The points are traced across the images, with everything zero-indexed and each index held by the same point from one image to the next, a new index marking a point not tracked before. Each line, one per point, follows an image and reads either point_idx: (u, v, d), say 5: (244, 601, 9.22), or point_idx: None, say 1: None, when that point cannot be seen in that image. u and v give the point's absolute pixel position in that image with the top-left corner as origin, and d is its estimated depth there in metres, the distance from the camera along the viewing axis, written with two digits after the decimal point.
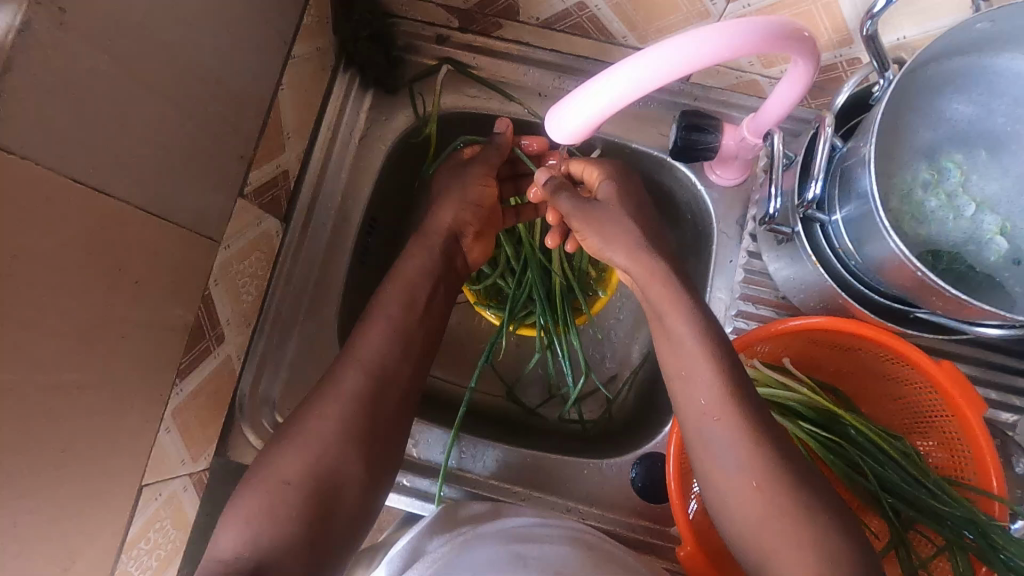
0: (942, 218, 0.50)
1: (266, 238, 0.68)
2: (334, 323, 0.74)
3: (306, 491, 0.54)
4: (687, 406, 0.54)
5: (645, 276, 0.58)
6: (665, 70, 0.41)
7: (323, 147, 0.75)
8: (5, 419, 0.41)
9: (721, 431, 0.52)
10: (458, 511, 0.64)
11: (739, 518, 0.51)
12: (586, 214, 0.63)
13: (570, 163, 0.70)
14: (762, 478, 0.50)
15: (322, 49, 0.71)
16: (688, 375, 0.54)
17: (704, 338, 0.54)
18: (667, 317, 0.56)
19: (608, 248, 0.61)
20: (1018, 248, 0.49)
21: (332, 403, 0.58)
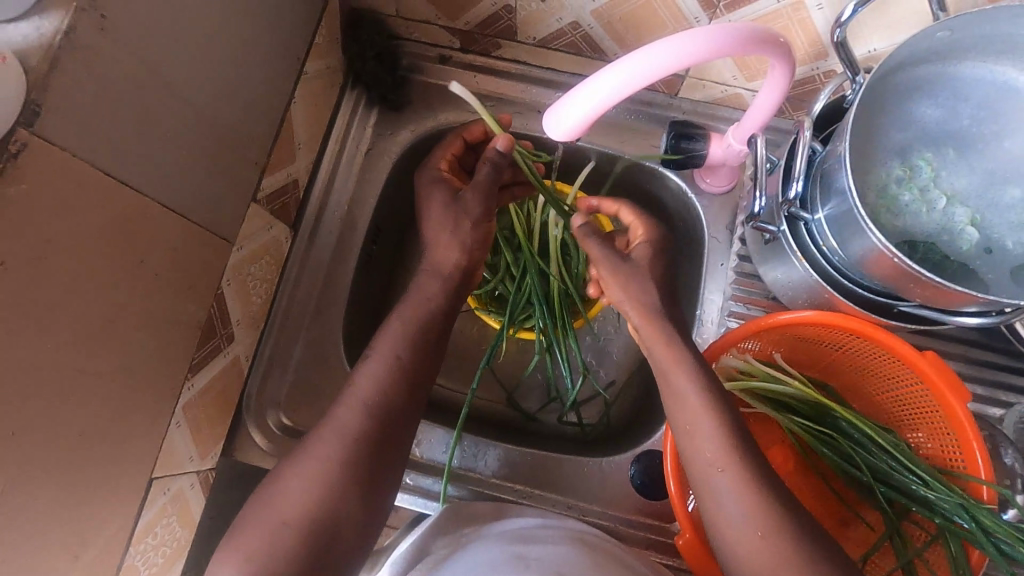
0: (917, 211, 0.54)
1: (275, 244, 0.71)
2: (340, 328, 0.76)
3: (315, 499, 0.52)
4: (693, 457, 0.55)
5: (652, 335, 0.60)
6: (648, 71, 0.45)
7: (330, 159, 0.78)
8: (32, 397, 0.42)
9: (729, 484, 0.51)
10: (462, 510, 0.65)
11: (748, 567, 0.49)
12: (618, 267, 0.64)
13: (623, 209, 0.72)
14: (766, 525, 0.49)
15: (331, 67, 0.75)
16: (693, 429, 0.55)
17: (709, 398, 0.55)
18: (672, 374, 0.57)
19: (627, 299, 0.63)
20: (987, 238, 0.53)
21: (342, 408, 0.57)
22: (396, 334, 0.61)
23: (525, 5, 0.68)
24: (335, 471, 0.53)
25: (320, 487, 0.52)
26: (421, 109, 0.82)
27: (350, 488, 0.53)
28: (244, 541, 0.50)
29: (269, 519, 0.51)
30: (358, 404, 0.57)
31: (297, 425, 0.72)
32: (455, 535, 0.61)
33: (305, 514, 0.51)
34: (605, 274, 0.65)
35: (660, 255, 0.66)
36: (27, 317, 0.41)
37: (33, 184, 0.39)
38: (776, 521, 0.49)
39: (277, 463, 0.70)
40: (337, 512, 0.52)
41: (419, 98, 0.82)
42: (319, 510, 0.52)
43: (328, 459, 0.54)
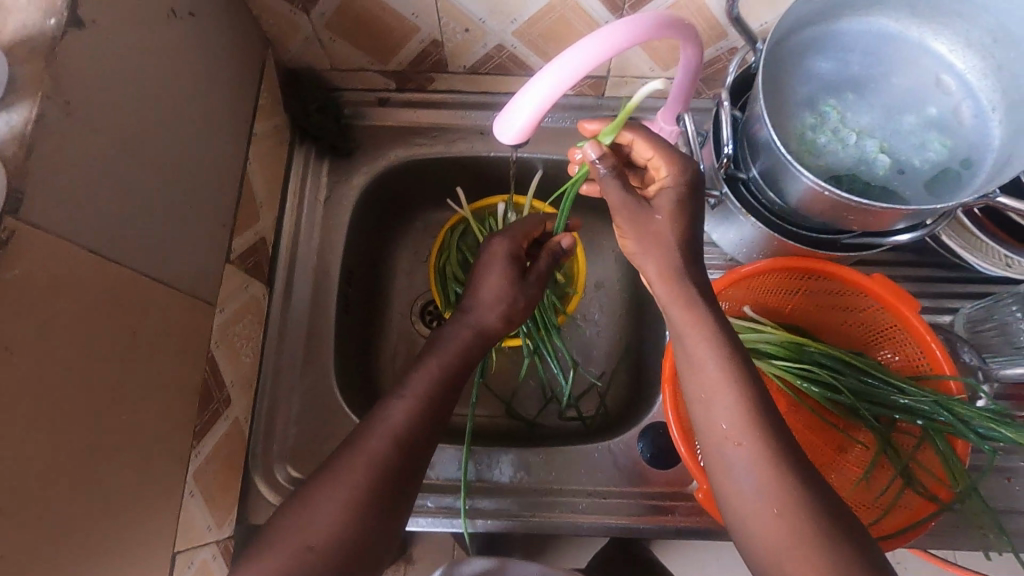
0: (835, 149, 0.60)
1: (255, 301, 0.72)
2: (332, 372, 0.77)
3: (338, 532, 0.51)
4: (705, 428, 0.50)
5: (667, 294, 0.51)
6: (567, 75, 0.50)
7: (291, 213, 0.81)
8: (51, 480, 0.43)
9: (743, 457, 0.48)
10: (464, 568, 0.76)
11: (753, 539, 0.47)
12: (635, 217, 0.52)
13: (637, 139, 0.55)
14: (781, 503, 0.46)
15: (278, 125, 0.78)
16: (710, 398, 0.50)
17: (727, 363, 0.49)
18: (685, 334, 0.51)
19: (642, 255, 0.52)
20: (898, 160, 0.60)
21: (369, 433, 0.56)
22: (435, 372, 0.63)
23: (452, 36, 0.73)
24: (362, 495, 0.53)
25: (351, 509, 0.52)
26: (370, 152, 0.86)
27: (372, 503, 0.53)
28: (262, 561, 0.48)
29: (294, 537, 0.50)
30: (388, 431, 0.57)
31: (307, 475, 0.72)
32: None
33: (331, 531, 0.51)
34: (622, 218, 0.53)
35: (688, 202, 0.52)
36: (36, 401, 0.41)
37: (27, 269, 0.40)
38: (790, 498, 0.46)
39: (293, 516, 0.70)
40: (362, 530, 0.52)
41: (366, 142, 0.86)
42: (338, 532, 0.51)
43: (355, 484, 0.53)
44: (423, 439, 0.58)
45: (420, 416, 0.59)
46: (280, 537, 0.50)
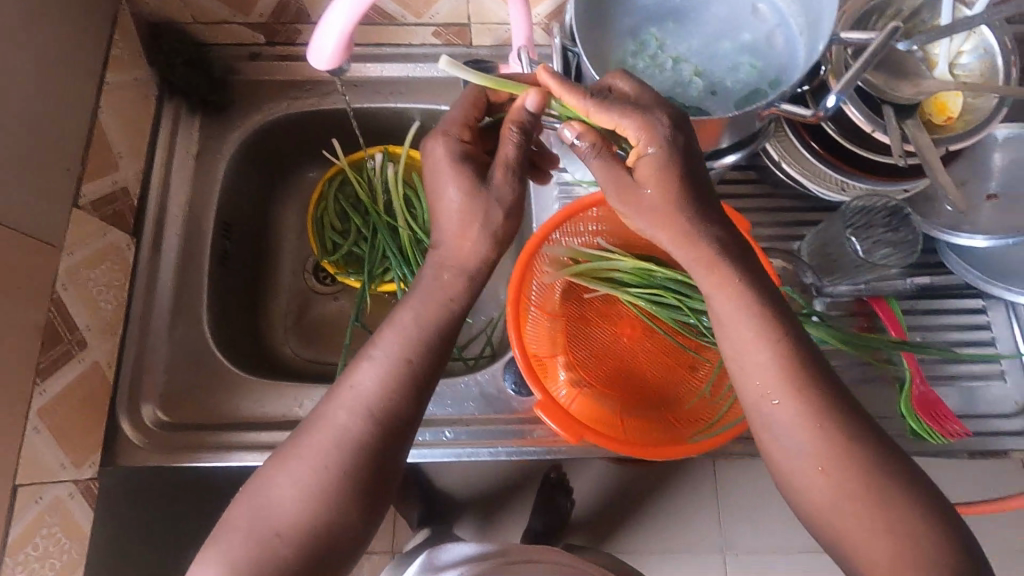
0: (653, 73, 0.63)
1: (116, 249, 0.73)
2: (205, 320, 0.78)
3: (297, 518, 0.48)
4: (743, 390, 0.51)
5: (692, 260, 0.51)
6: (354, 8, 0.53)
7: (161, 168, 0.81)
8: None
9: (781, 414, 0.48)
10: (436, 561, 0.81)
11: (803, 498, 0.49)
12: (622, 192, 0.52)
13: (591, 111, 0.51)
14: (828, 461, 0.47)
15: (141, 78, 0.79)
16: (741, 356, 0.50)
17: (762, 321, 0.49)
18: (714, 295, 0.51)
19: (647, 227, 0.52)
20: (710, 82, 0.63)
21: (339, 408, 0.51)
22: (410, 339, 0.53)
23: None
24: (335, 479, 0.49)
25: (311, 493, 0.49)
26: (245, 107, 0.87)
27: (347, 480, 0.50)
28: (226, 541, 0.48)
29: (254, 525, 0.48)
30: (359, 406, 0.51)
31: (173, 418, 0.73)
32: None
33: (301, 516, 0.48)
34: (614, 196, 0.53)
35: (677, 159, 0.50)
36: None
37: None
38: (844, 451, 0.47)
39: (158, 456, 0.71)
40: (332, 514, 0.49)
41: (241, 98, 0.87)
42: (300, 520, 0.48)
43: (320, 468, 0.49)
44: (403, 419, 0.52)
45: None
46: (238, 520, 0.49)
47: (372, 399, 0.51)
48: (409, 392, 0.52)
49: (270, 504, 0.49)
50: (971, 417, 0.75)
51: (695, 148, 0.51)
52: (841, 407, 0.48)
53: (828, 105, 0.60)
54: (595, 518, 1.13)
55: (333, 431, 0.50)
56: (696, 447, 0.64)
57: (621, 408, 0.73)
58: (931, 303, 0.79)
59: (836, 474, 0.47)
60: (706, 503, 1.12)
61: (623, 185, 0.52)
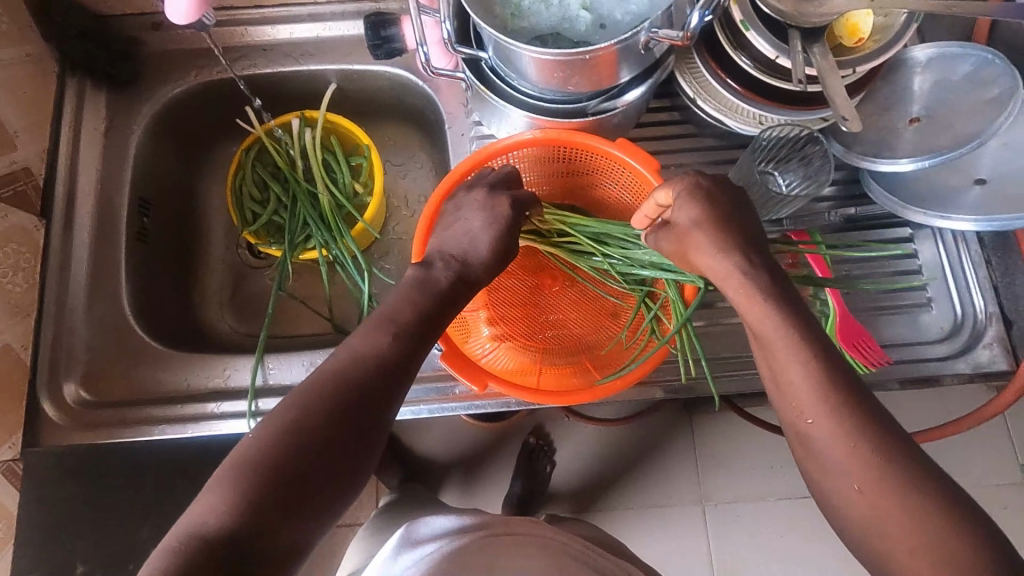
0: (539, 10, 0.60)
1: (20, 231, 0.72)
2: (124, 297, 0.77)
3: (281, 462, 0.46)
4: (779, 403, 0.51)
5: (732, 280, 0.54)
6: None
7: (68, 145, 0.80)
8: None
9: (823, 433, 0.47)
10: (414, 535, 0.74)
11: (842, 510, 0.47)
12: (685, 245, 0.58)
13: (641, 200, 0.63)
14: (865, 479, 0.45)
15: (34, 55, 0.77)
16: (778, 370, 0.50)
17: (795, 334, 0.50)
18: (749, 311, 0.53)
19: (705, 264, 0.57)
20: (600, 15, 0.60)
21: (344, 365, 0.52)
22: (409, 316, 0.57)
23: None
24: (330, 423, 0.49)
25: (302, 433, 0.48)
26: (154, 79, 0.85)
27: (349, 433, 0.49)
28: (224, 483, 0.45)
29: (259, 460, 0.46)
30: (367, 364, 0.52)
31: (96, 396, 0.73)
32: (421, 552, 0.70)
33: (291, 455, 0.47)
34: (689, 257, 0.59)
35: (697, 201, 0.57)
36: None
37: None
38: (877, 468, 0.44)
39: (78, 434, 0.71)
40: (328, 461, 0.48)
41: (148, 70, 0.85)
42: (303, 464, 0.47)
43: (323, 413, 0.49)
44: (397, 383, 0.54)
45: None
46: (240, 461, 0.46)
47: (375, 359, 0.53)
48: (400, 358, 0.54)
49: (252, 440, 0.47)
50: (898, 346, 0.74)
51: (720, 191, 0.58)
52: (867, 417, 0.46)
53: (690, 25, 0.55)
54: (569, 474, 1.13)
55: (334, 378, 0.51)
56: (600, 392, 0.65)
57: (540, 358, 0.72)
58: (861, 235, 0.77)
59: (881, 484, 0.44)
60: (671, 451, 1.12)
61: (682, 236, 0.58)
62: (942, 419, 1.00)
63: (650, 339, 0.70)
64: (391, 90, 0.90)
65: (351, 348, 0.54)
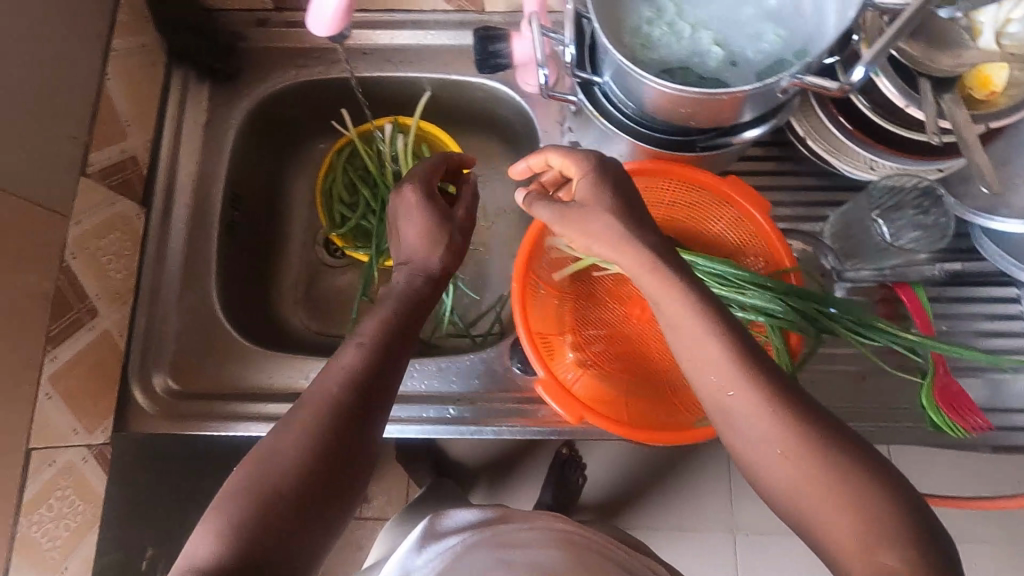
0: (669, 43, 0.59)
1: (126, 219, 0.73)
2: (214, 290, 0.78)
3: (274, 481, 0.46)
4: (700, 387, 0.49)
5: (638, 268, 0.50)
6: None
7: (171, 135, 0.81)
8: None
9: (801, 476, 0.44)
10: (437, 528, 0.64)
11: (774, 487, 0.46)
12: (579, 220, 0.53)
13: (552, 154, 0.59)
14: (790, 444, 0.45)
15: (149, 45, 0.78)
16: (738, 419, 0.47)
17: (709, 321, 0.47)
18: (663, 300, 0.49)
19: (591, 241, 0.52)
20: (732, 52, 0.59)
21: (324, 384, 0.51)
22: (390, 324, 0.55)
23: None
24: (325, 435, 0.48)
25: (285, 459, 0.47)
26: (255, 75, 0.86)
27: (332, 455, 0.48)
28: (213, 518, 0.45)
29: (247, 491, 0.45)
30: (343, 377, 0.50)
31: (184, 386, 0.75)
32: (443, 548, 0.60)
33: (279, 483, 0.46)
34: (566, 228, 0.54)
35: (603, 182, 0.54)
36: None
37: None
38: (836, 471, 0.43)
39: (169, 425, 0.73)
40: (312, 488, 0.47)
41: (250, 65, 0.86)
42: (286, 496, 0.46)
43: (303, 439, 0.48)
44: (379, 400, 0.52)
45: None
46: (233, 494, 0.46)
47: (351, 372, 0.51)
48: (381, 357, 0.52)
49: (244, 474, 0.47)
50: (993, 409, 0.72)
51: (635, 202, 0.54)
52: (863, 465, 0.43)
53: (854, 79, 0.55)
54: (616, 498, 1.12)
55: (321, 386, 0.50)
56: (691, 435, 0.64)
57: (626, 391, 0.71)
58: (962, 291, 0.75)
59: (876, 533, 0.41)
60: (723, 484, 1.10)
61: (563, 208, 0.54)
62: (1018, 480, 0.96)
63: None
64: (483, 103, 0.89)
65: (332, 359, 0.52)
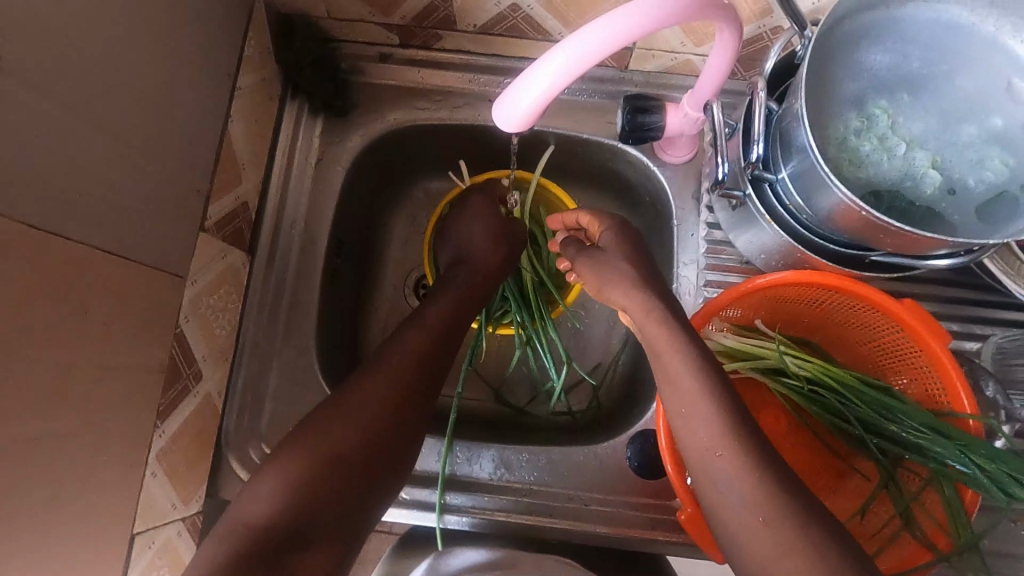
0: (879, 160, 0.54)
1: (233, 271, 0.68)
2: (313, 348, 0.73)
3: (316, 473, 0.53)
4: (689, 440, 0.53)
5: (644, 315, 0.57)
6: (577, 58, 0.46)
7: (279, 175, 0.75)
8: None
9: (764, 526, 0.46)
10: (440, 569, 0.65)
11: (744, 548, 0.48)
12: (604, 273, 0.62)
13: (581, 214, 0.70)
14: (769, 512, 0.47)
15: (267, 79, 0.72)
16: (716, 456, 0.50)
17: (700, 374, 0.53)
18: (664, 354, 0.55)
19: (608, 288, 0.62)
20: (951, 178, 0.53)
21: (368, 397, 0.58)
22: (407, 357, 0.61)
23: None
24: (357, 440, 0.55)
25: (326, 447, 0.54)
26: (370, 112, 0.79)
27: (355, 459, 0.55)
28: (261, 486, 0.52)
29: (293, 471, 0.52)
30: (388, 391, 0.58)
31: None
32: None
33: (316, 471, 0.53)
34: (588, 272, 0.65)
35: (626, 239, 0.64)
36: None
37: None
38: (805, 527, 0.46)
39: None
40: (331, 484, 0.53)
41: (364, 100, 0.79)
42: (305, 491, 0.52)
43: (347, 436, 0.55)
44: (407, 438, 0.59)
45: None
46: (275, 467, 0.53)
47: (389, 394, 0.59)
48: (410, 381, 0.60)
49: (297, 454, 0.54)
50: None
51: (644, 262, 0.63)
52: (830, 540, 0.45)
53: None
54: None
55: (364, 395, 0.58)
56: None
57: None
58: None
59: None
60: None
61: (591, 253, 0.65)
62: None
63: (901, 533, 0.60)
64: (605, 163, 0.82)
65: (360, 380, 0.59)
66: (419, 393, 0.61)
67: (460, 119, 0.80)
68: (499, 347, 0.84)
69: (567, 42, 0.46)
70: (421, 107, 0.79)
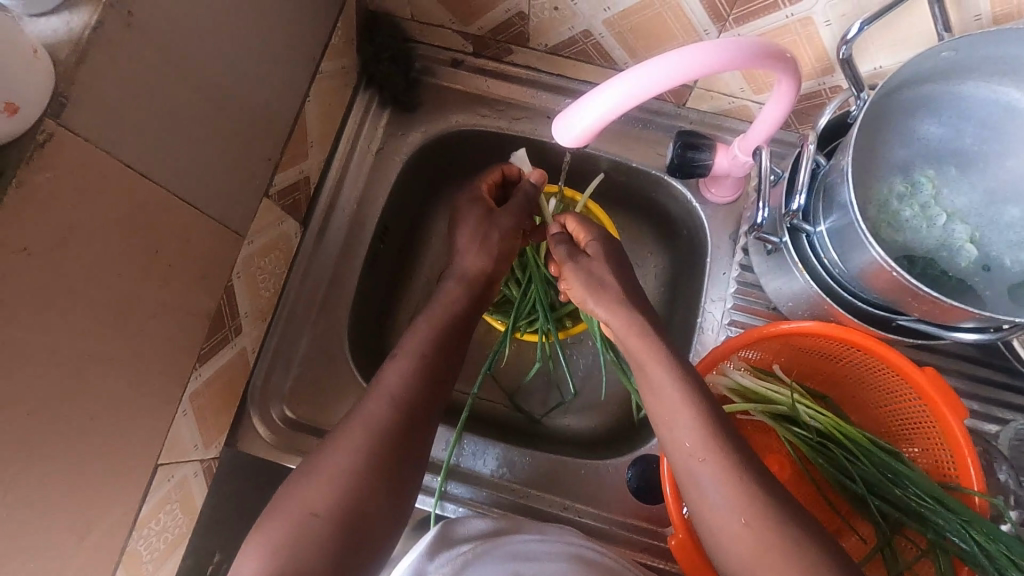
0: (917, 226, 0.56)
1: (285, 239, 0.72)
2: (346, 324, 0.77)
3: (373, 446, 0.54)
4: (674, 448, 0.56)
5: (623, 329, 0.61)
6: (641, 86, 0.49)
7: (341, 157, 0.80)
8: (60, 373, 0.45)
9: (745, 528, 0.49)
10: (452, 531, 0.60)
11: (726, 545, 0.51)
12: (586, 280, 0.65)
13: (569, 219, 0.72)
14: (748, 511, 0.50)
15: (346, 68, 0.77)
16: (698, 465, 0.53)
17: (684, 384, 0.56)
18: (647, 366, 0.58)
19: (587, 297, 0.64)
20: (987, 255, 0.55)
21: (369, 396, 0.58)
22: (438, 330, 0.63)
23: (538, 12, 0.69)
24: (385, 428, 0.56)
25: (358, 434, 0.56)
26: (434, 111, 0.83)
27: (403, 439, 0.56)
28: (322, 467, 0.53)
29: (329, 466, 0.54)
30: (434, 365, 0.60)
31: (300, 418, 0.74)
32: (455, 555, 0.56)
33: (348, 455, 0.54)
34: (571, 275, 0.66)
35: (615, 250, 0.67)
36: (46, 300, 0.42)
37: (59, 173, 0.41)
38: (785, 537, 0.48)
39: (279, 454, 0.72)
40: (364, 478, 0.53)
41: (431, 100, 0.83)
42: (359, 474, 0.53)
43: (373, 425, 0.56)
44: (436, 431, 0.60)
45: (422, 385, 0.59)
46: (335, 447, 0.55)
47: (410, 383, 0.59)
48: (448, 366, 0.61)
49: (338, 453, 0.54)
50: None
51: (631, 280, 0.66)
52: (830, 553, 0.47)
53: None
54: None
55: (408, 379, 0.59)
56: None
57: None
58: None
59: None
60: None
61: (573, 256, 0.67)
62: None
63: None
64: (650, 194, 0.84)
65: (397, 365, 0.60)
66: (449, 380, 0.62)
67: (517, 130, 0.83)
68: (520, 353, 0.87)
69: (633, 69, 0.49)
70: (482, 114, 0.83)
